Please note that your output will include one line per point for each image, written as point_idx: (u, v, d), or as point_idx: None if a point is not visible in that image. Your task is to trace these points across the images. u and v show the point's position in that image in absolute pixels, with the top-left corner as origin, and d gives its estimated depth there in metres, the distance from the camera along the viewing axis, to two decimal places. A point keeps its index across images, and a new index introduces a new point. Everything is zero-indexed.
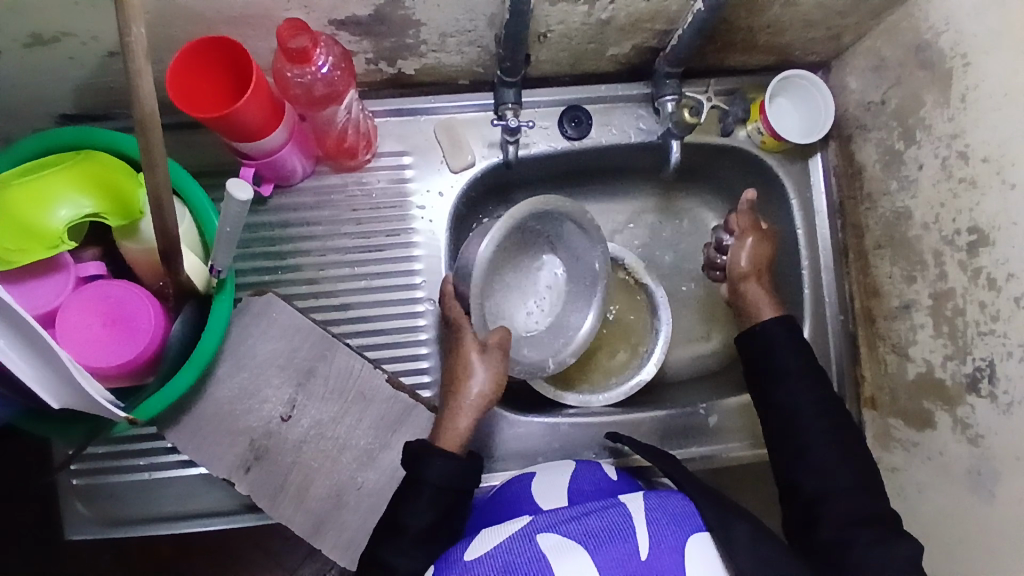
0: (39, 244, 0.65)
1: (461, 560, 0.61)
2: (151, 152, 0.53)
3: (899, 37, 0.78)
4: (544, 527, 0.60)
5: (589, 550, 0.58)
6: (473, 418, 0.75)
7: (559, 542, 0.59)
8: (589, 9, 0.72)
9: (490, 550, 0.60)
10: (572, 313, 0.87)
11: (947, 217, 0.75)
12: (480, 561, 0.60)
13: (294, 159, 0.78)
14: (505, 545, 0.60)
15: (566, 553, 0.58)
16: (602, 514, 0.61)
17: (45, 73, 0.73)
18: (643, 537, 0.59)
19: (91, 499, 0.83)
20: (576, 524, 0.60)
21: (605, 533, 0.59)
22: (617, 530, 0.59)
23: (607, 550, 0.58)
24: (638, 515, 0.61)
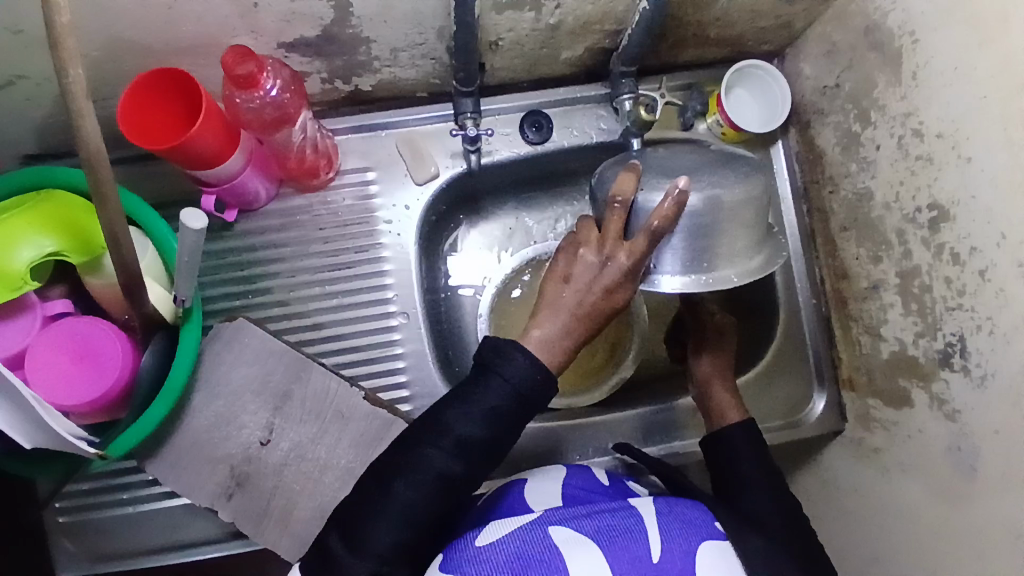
0: (2, 287, 0.65)
1: (473, 544, 0.60)
2: (102, 189, 0.54)
3: (847, 21, 0.78)
4: (556, 522, 0.61)
5: (602, 548, 0.58)
6: (558, 329, 0.63)
7: (570, 537, 0.59)
8: (537, 14, 0.72)
9: (501, 540, 0.60)
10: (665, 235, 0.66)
11: (907, 195, 0.75)
12: (492, 547, 0.59)
13: (255, 183, 0.78)
14: (515, 536, 0.60)
15: (578, 549, 0.58)
16: (614, 515, 0.61)
17: (2, 116, 0.74)
18: (655, 538, 0.59)
19: (77, 536, 0.83)
20: (589, 521, 0.60)
21: (619, 533, 0.59)
22: (630, 530, 0.59)
23: (621, 549, 0.58)
24: (649, 518, 0.61)
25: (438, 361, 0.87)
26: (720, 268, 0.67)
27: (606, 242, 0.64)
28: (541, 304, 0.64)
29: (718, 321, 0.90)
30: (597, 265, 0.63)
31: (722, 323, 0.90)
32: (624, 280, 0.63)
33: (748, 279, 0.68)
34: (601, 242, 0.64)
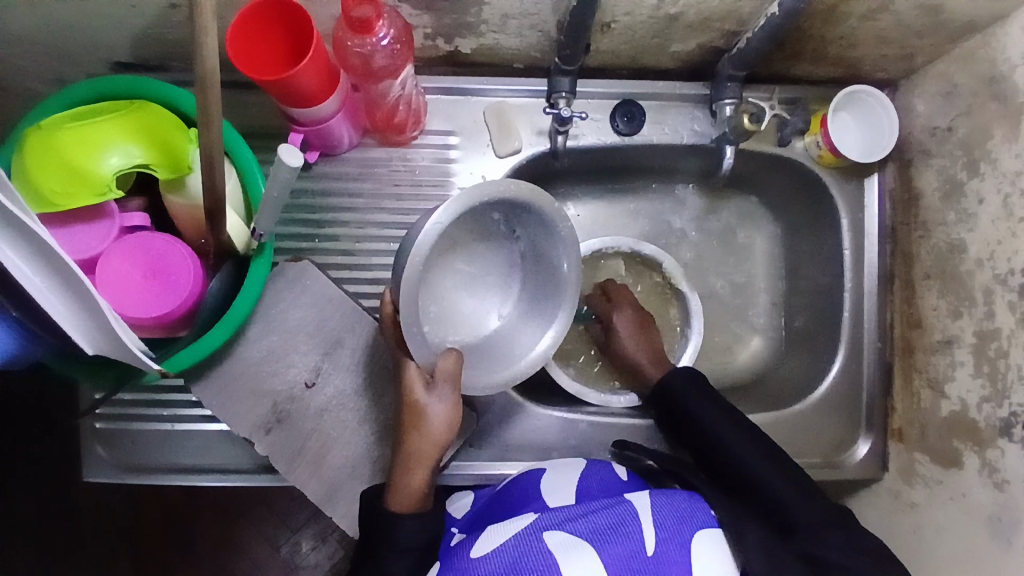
0: (87, 190, 0.65)
1: (467, 556, 0.61)
2: (209, 110, 0.54)
3: (974, 65, 0.75)
4: (550, 525, 0.61)
5: (594, 548, 0.58)
6: (427, 470, 0.69)
7: (564, 539, 0.59)
8: (658, 3, 0.70)
9: (498, 546, 0.61)
10: (530, 321, 0.72)
11: (1002, 255, 0.72)
12: (489, 556, 0.60)
13: (342, 129, 0.77)
14: (511, 542, 0.60)
15: (571, 551, 0.58)
16: (608, 512, 0.62)
17: (104, 20, 0.73)
18: (649, 533, 0.60)
19: (112, 443, 0.85)
20: (580, 521, 0.61)
21: (611, 531, 0.60)
22: (623, 528, 0.60)
23: (613, 548, 0.59)
24: (643, 510, 0.62)
25: None
26: (449, 208, 0.62)
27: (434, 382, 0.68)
28: (412, 456, 0.69)
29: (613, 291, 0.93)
30: (434, 402, 0.68)
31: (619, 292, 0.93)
32: (454, 384, 0.67)
33: (475, 189, 0.62)
34: (427, 374, 0.68)
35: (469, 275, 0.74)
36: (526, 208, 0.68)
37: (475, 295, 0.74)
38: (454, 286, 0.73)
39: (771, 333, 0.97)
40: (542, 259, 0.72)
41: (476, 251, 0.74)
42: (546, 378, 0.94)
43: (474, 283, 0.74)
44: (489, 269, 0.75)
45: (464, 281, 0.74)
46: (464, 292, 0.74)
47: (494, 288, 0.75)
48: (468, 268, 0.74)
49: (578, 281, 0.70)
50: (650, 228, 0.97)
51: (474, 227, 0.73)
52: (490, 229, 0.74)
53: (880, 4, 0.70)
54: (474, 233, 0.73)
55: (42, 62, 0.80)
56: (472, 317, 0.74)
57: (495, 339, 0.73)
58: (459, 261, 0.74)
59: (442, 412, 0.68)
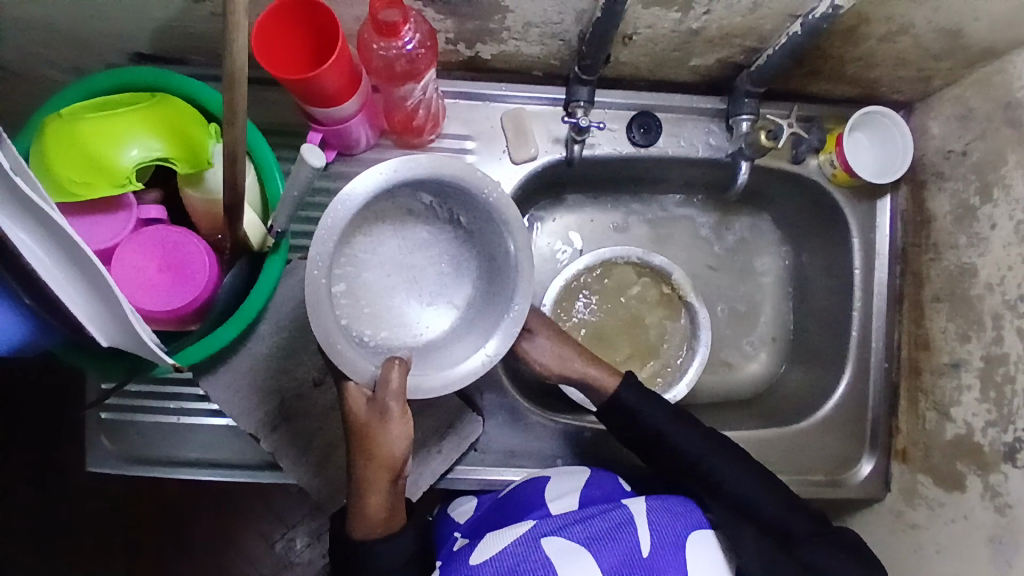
0: (106, 181, 0.65)
1: (465, 565, 0.61)
2: (233, 106, 0.54)
3: (992, 91, 0.76)
4: (547, 532, 0.61)
5: (592, 553, 0.60)
6: (385, 492, 0.69)
7: (563, 546, 0.60)
8: (681, 17, 0.70)
9: (499, 551, 0.61)
10: (487, 310, 0.69)
11: (1013, 281, 0.73)
12: (487, 562, 0.60)
13: (361, 129, 0.77)
14: (510, 549, 0.60)
15: (570, 555, 0.59)
16: (605, 516, 0.63)
17: (129, 12, 0.74)
18: (646, 535, 0.62)
19: (118, 435, 0.85)
20: (579, 526, 0.62)
21: (608, 534, 0.61)
22: (620, 532, 0.61)
23: (610, 551, 0.60)
24: (639, 516, 0.63)
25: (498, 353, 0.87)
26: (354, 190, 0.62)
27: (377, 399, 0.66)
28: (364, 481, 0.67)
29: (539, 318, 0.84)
30: (382, 422, 0.67)
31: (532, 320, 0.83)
32: (399, 397, 0.65)
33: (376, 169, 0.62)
34: (369, 393, 0.67)
35: (415, 268, 0.72)
36: (444, 187, 0.66)
37: (427, 292, 0.71)
38: (400, 282, 0.71)
39: (777, 350, 0.97)
40: (490, 240, 0.69)
41: (420, 242, 0.72)
42: (551, 385, 0.94)
43: (424, 277, 0.72)
44: (437, 259, 0.72)
45: (414, 276, 0.71)
46: (414, 287, 0.71)
47: (448, 281, 0.72)
48: (416, 262, 0.72)
49: (529, 256, 0.67)
50: (661, 238, 0.97)
51: (409, 219, 0.71)
52: (432, 219, 0.72)
53: (901, 27, 0.70)
54: (413, 224, 0.71)
55: (64, 52, 0.80)
56: (429, 314, 0.71)
57: (452, 333, 0.70)
58: (404, 255, 0.71)
59: (396, 433, 0.67)
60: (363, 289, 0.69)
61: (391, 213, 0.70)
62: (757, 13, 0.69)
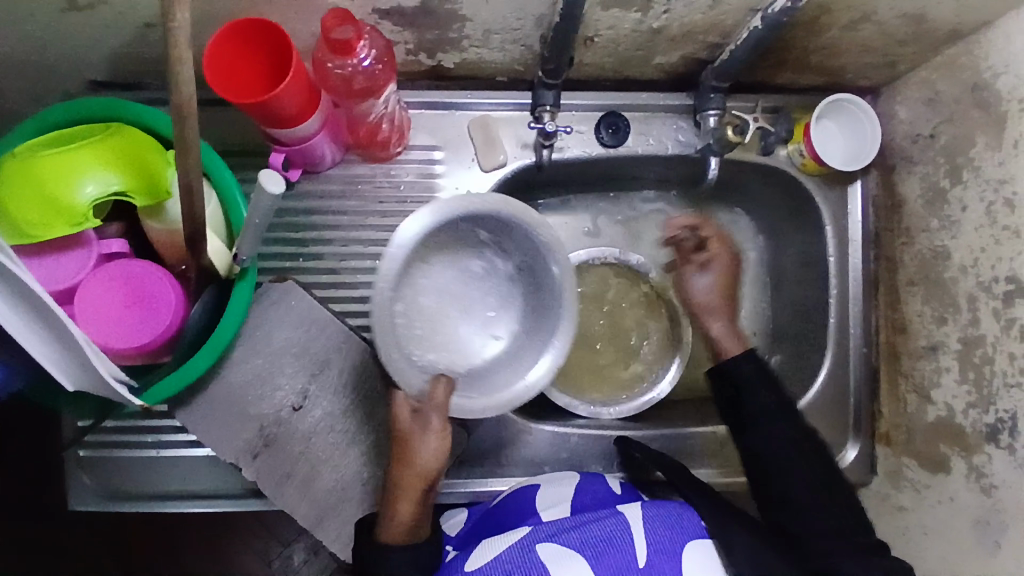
0: (63, 220, 0.63)
1: (462, 570, 0.62)
2: (186, 137, 0.52)
3: (957, 74, 0.75)
4: (543, 537, 0.62)
5: (586, 559, 0.59)
6: (416, 502, 0.68)
7: (557, 551, 0.60)
8: (642, 16, 0.69)
9: (492, 559, 0.61)
10: (535, 342, 0.70)
11: (986, 263, 0.73)
12: (481, 568, 0.61)
13: (325, 147, 0.76)
14: (505, 555, 0.61)
15: (561, 561, 0.59)
16: (599, 523, 0.62)
17: (79, 40, 0.72)
18: (641, 543, 0.60)
19: (98, 471, 0.84)
20: (574, 532, 0.61)
21: (602, 542, 0.60)
22: (614, 540, 0.60)
23: (604, 558, 0.59)
24: (634, 523, 0.62)
25: None
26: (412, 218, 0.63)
27: (419, 412, 0.66)
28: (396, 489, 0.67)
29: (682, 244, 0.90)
30: (421, 433, 0.66)
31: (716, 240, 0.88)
32: (439, 413, 0.65)
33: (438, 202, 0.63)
34: (413, 406, 0.66)
35: (463, 299, 0.72)
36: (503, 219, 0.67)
37: (475, 321, 0.71)
38: (449, 312, 0.71)
39: (758, 340, 0.97)
40: (538, 275, 0.70)
41: (471, 272, 0.72)
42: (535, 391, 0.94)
43: (470, 308, 0.72)
44: (486, 293, 0.72)
45: (461, 307, 0.72)
46: (461, 317, 0.71)
47: (495, 313, 0.72)
48: (468, 293, 0.72)
49: (574, 293, 0.69)
50: (637, 235, 0.96)
51: (461, 249, 0.71)
52: (484, 252, 0.72)
53: (862, 15, 0.70)
54: (468, 257, 0.72)
55: (15, 84, 0.78)
56: (475, 343, 0.71)
57: (501, 363, 0.70)
58: (455, 285, 0.71)
59: (432, 446, 0.66)
60: (417, 315, 0.68)
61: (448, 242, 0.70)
62: (718, 9, 0.69)
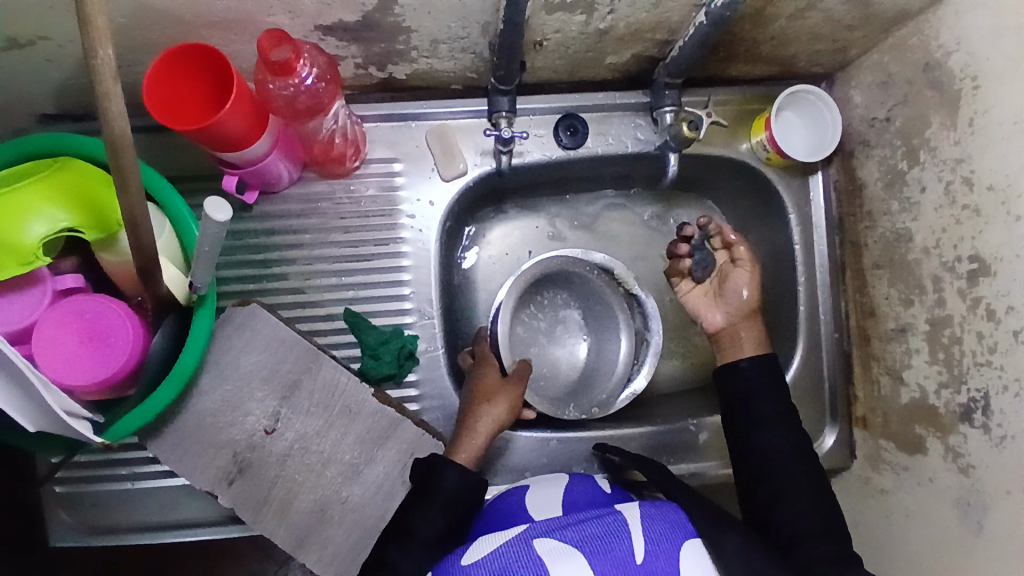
0: (12, 259, 0.63)
1: (456, 565, 0.61)
2: (123, 171, 0.51)
3: (908, 54, 0.75)
4: (540, 533, 0.61)
5: (585, 555, 0.58)
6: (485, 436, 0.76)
7: (555, 548, 0.59)
8: (587, 18, 0.69)
9: (489, 553, 0.60)
10: (598, 385, 0.89)
11: (948, 243, 0.73)
12: (477, 564, 0.60)
13: (278, 167, 0.76)
14: (500, 550, 0.60)
15: (560, 557, 0.57)
16: (599, 521, 0.61)
17: (20, 76, 0.71)
18: (639, 542, 0.59)
19: (75, 508, 0.85)
20: (572, 529, 0.60)
21: (600, 540, 0.59)
22: (612, 537, 0.59)
23: (603, 555, 0.58)
24: (634, 522, 0.61)
25: (453, 380, 0.86)
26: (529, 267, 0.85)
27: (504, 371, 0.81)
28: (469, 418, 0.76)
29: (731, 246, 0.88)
30: (501, 388, 0.79)
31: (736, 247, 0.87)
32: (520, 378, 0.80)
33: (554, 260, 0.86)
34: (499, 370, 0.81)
35: (547, 340, 0.93)
36: (597, 291, 0.90)
37: (540, 353, 0.93)
38: (534, 347, 0.93)
39: None
40: (606, 339, 0.91)
41: (553, 326, 0.94)
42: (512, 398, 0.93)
43: (547, 351, 0.93)
44: (564, 342, 0.94)
45: (543, 345, 0.93)
46: (543, 351, 0.93)
47: (564, 355, 0.93)
48: (550, 336, 0.94)
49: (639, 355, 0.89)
50: (603, 234, 0.95)
51: (555, 308, 0.94)
52: (568, 316, 0.94)
53: (808, 3, 0.70)
54: (559, 313, 0.94)
55: None
56: (547, 373, 0.92)
57: (548, 379, 0.91)
58: (544, 328, 0.94)
59: (506, 396, 0.78)
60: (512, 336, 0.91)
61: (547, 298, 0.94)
62: (662, 7, 0.68)
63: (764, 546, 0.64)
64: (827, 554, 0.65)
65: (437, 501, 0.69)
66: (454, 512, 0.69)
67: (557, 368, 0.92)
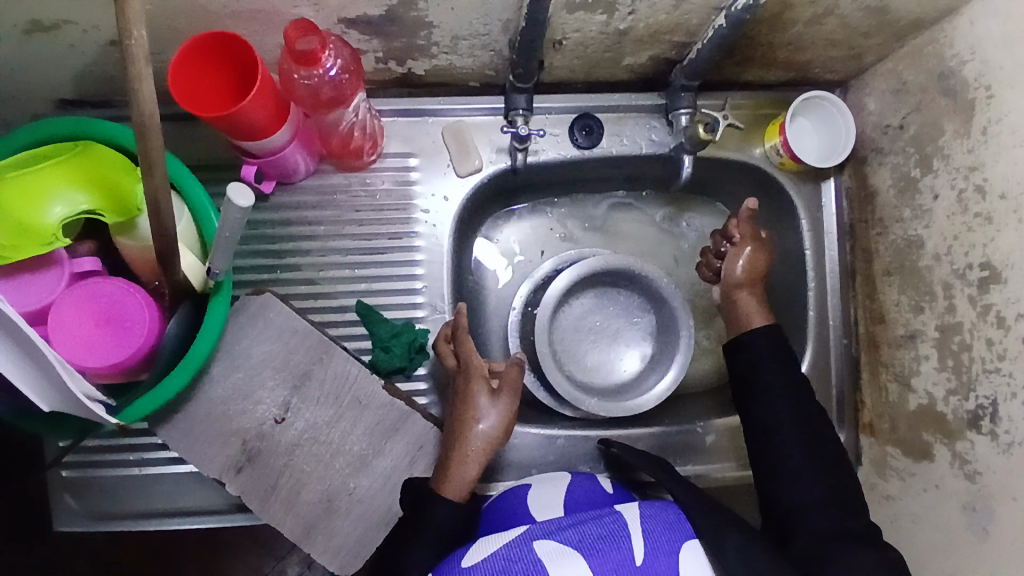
0: (32, 241, 0.63)
1: (458, 566, 0.61)
2: (149, 154, 0.52)
3: (922, 63, 0.76)
4: (540, 535, 0.61)
5: (584, 556, 0.58)
6: (478, 466, 0.74)
7: (555, 548, 0.59)
8: (607, 18, 0.70)
9: (487, 556, 0.60)
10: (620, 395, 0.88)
11: (959, 250, 0.73)
12: (478, 565, 0.60)
13: (297, 157, 0.76)
14: (501, 552, 0.60)
15: (560, 558, 0.58)
16: (598, 522, 0.62)
17: (44, 60, 0.72)
18: (638, 543, 0.60)
19: (81, 493, 0.84)
20: (571, 531, 0.61)
21: (599, 540, 0.59)
22: (611, 538, 0.60)
23: (601, 556, 0.58)
24: (632, 523, 0.62)
25: None
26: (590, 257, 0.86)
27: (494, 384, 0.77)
28: (461, 451, 0.73)
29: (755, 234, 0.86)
30: (490, 409, 0.76)
31: (761, 237, 0.86)
32: (512, 392, 0.77)
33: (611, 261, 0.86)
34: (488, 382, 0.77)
35: (606, 340, 0.94)
36: (663, 308, 0.90)
37: (594, 347, 0.94)
38: (590, 342, 0.94)
39: None
40: (658, 364, 0.90)
41: (613, 331, 0.95)
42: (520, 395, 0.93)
43: (597, 350, 0.94)
44: (614, 349, 0.94)
45: (598, 344, 0.94)
46: (595, 347, 0.94)
47: (610, 361, 0.93)
48: (611, 340, 0.94)
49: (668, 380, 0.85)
50: (614, 235, 0.96)
51: (619, 312, 0.95)
52: (639, 329, 0.94)
53: (825, 9, 0.71)
54: (630, 322, 0.95)
55: None
56: (585, 368, 0.93)
57: (587, 372, 0.93)
58: (609, 330, 0.95)
59: (497, 420, 0.75)
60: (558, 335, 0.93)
61: (624, 303, 0.95)
62: (681, 9, 0.69)
63: (773, 547, 0.64)
64: (833, 555, 0.65)
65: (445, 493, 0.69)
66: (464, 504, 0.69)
67: (599, 368, 0.93)
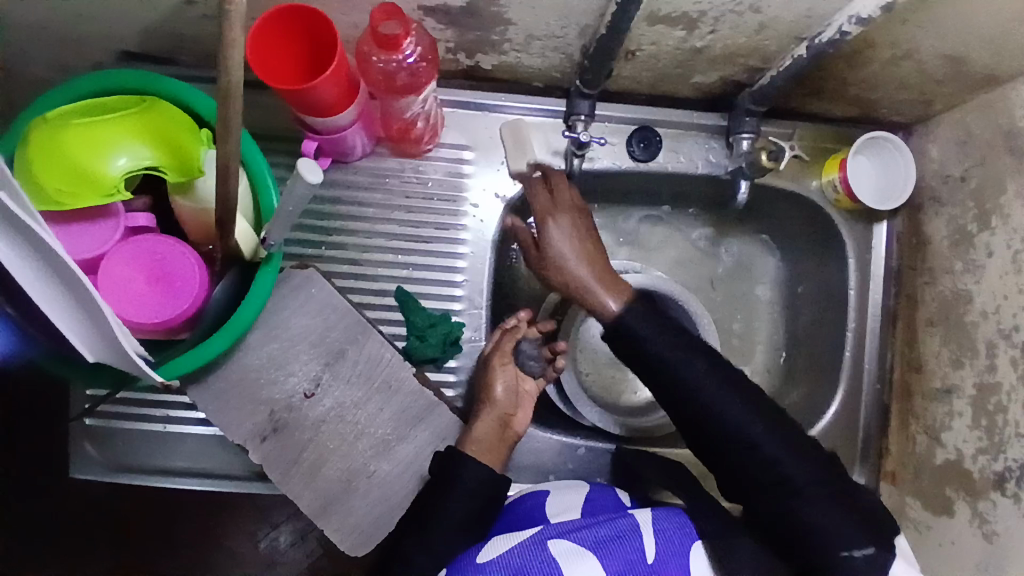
0: (94, 192, 0.64)
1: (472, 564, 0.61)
2: (230, 122, 0.52)
3: (992, 116, 0.75)
4: (553, 534, 0.61)
5: (597, 556, 0.59)
6: (486, 419, 0.76)
7: (568, 549, 0.59)
8: (686, 35, 0.69)
9: (502, 552, 0.61)
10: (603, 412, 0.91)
11: (1007, 310, 0.73)
12: (492, 563, 0.60)
13: (357, 138, 0.76)
14: (514, 552, 0.60)
15: (572, 558, 0.58)
16: (610, 522, 0.62)
17: (118, 11, 0.72)
18: (649, 542, 0.60)
19: (103, 444, 0.86)
20: (584, 531, 0.61)
21: (610, 539, 0.60)
22: (621, 536, 0.60)
23: (613, 556, 0.59)
24: (644, 522, 0.62)
25: None
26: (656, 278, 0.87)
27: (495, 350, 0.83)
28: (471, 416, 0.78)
29: (560, 204, 0.77)
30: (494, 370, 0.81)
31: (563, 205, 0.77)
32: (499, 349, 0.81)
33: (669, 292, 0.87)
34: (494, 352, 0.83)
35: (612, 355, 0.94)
36: None
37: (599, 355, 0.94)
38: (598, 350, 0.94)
39: (768, 368, 0.95)
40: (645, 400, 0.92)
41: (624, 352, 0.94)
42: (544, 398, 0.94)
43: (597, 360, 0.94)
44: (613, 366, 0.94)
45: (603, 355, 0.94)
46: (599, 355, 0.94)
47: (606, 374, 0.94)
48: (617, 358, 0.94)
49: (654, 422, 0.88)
50: (657, 250, 0.95)
51: None
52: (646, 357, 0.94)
53: (905, 51, 0.70)
54: None
55: (43, 47, 0.78)
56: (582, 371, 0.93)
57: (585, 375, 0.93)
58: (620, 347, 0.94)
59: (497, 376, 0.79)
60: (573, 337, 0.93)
61: None
62: (763, 34, 0.69)
63: None
64: None
65: (463, 487, 0.69)
66: (483, 500, 0.70)
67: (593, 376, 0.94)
